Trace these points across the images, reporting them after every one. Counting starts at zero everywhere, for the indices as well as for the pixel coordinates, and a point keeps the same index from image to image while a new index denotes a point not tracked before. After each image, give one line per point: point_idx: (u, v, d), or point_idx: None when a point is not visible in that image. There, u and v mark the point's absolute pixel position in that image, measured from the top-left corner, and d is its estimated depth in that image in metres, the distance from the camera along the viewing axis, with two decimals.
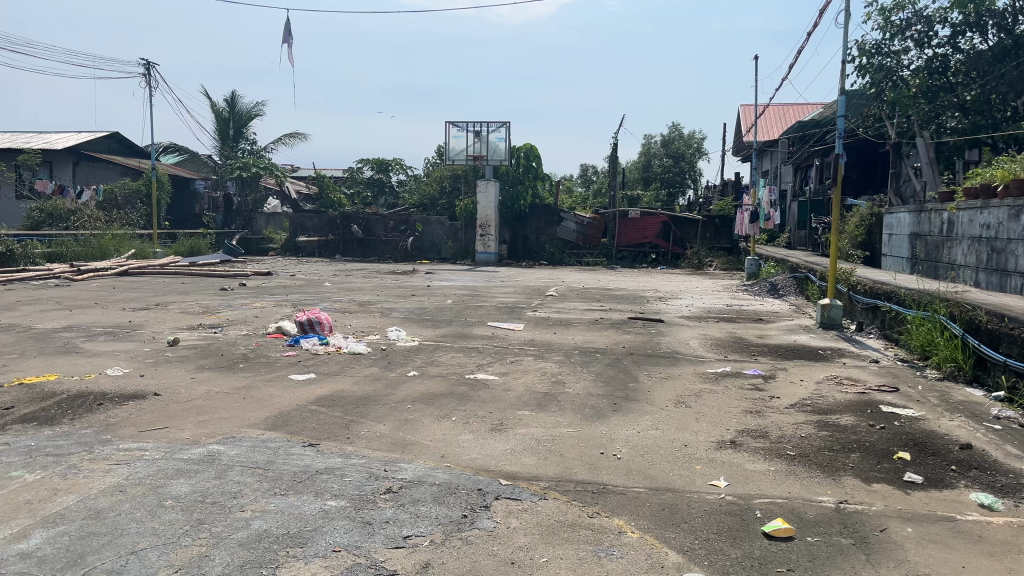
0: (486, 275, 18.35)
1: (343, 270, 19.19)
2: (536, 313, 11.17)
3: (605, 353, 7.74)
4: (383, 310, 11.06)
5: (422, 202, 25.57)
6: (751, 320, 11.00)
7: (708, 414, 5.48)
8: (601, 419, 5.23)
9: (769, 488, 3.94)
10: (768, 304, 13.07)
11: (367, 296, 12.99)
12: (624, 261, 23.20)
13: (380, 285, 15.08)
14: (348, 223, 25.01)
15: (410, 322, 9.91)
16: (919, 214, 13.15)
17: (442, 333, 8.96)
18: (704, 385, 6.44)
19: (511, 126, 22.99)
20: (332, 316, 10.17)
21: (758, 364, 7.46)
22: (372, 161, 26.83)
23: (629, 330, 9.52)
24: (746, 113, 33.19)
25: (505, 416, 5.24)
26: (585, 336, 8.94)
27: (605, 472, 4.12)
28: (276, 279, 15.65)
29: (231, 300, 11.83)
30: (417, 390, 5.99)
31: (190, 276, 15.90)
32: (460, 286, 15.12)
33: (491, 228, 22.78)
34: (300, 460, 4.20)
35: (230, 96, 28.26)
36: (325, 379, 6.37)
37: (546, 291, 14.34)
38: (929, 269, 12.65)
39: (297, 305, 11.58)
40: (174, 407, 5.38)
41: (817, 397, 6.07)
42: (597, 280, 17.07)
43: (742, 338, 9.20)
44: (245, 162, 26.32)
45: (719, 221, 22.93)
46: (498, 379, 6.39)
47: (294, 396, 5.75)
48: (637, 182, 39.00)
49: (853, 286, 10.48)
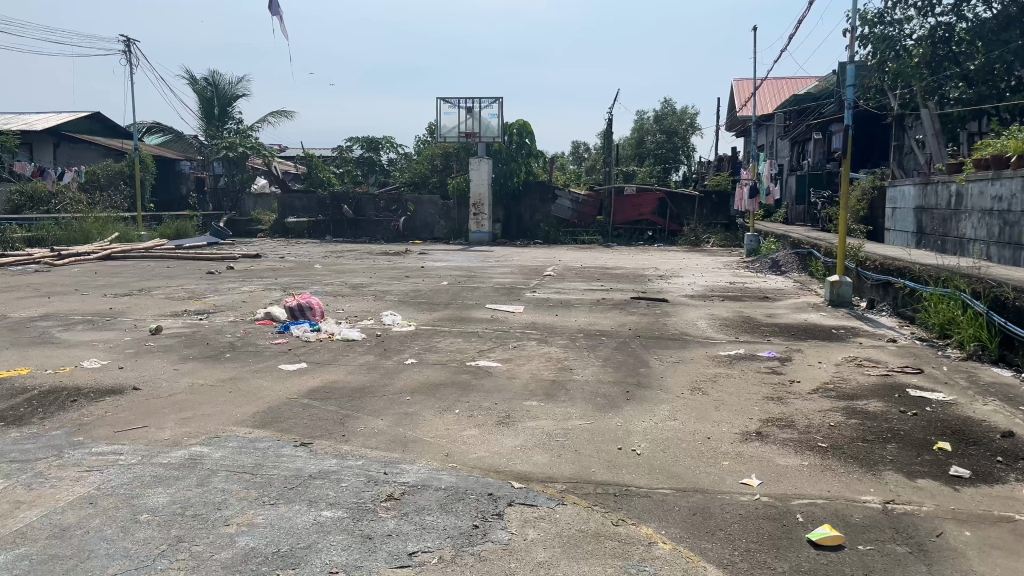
0: (481, 254, 17.98)
1: (334, 251, 18.75)
2: (535, 294, 10.81)
3: (610, 336, 7.39)
4: (376, 293, 10.68)
5: (413, 180, 25.03)
6: (757, 298, 10.66)
7: (727, 402, 5.14)
8: (614, 409, 4.89)
9: (806, 486, 3.59)
10: (772, 281, 12.74)
11: (360, 278, 12.59)
12: (621, 239, 22.82)
13: (372, 267, 14.69)
14: (338, 203, 24.54)
15: (406, 306, 9.54)
16: (925, 186, 12.82)
17: (439, 317, 8.59)
18: (719, 370, 6.09)
19: (504, 101, 22.50)
20: (324, 300, 9.78)
21: (772, 345, 7.12)
22: (362, 139, 26.08)
23: (633, 311, 9.18)
24: (741, 86, 32.74)
25: (512, 408, 4.88)
26: (588, 318, 8.58)
27: (626, 471, 3.77)
28: (264, 262, 15.21)
29: (218, 284, 11.41)
30: (416, 380, 5.62)
31: (176, 260, 15.46)
32: (455, 267, 14.73)
33: (485, 206, 22.38)
34: (292, 463, 3.83)
35: (214, 74, 27.64)
36: (317, 369, 6.00)
37: (543, 271, 13.98)
38: (935, 243, 12.33)
39: (287, 289, 11.18)
40: (154, 403, 5.00)
41: (840, 381, 5.73)
42: (594, 258, 16.71)
43: (750, 317, 8.87)
44: (231, 141, 25.70)
45: (716, 197, 22.63)
46: (501, 367, 6.04)
47: (285, 389, 5.38)
48: (630, 159, 38.51)
49: (862, 262, 10.15)
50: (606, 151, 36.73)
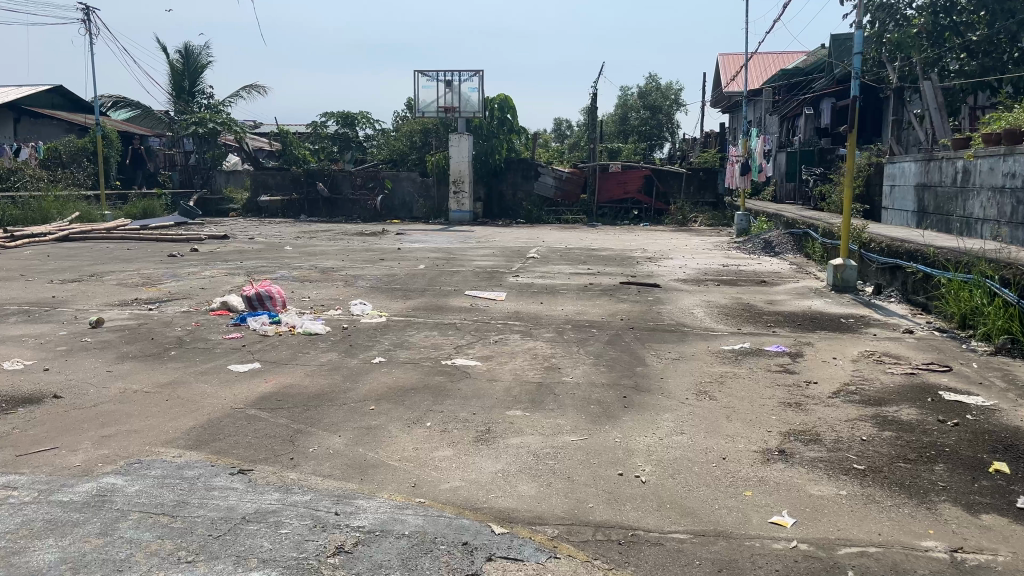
0: (461, 235, 17.24)
1: (308, 231, 17.95)
2: (518, 279, 10.12)
3: (602, 328, 6.72)
4: (348, 278, 9.93)
5: (391, 157, 24.28)
6: (753, 282, 10.04)
7: (740, 410, 4.48)
8: (611, 420, 4.22)
9: (851, 528, 2.95)
10: (767, 263, 12.13)
11: (332, 262, 11.82)
12: (605, 217, 22.18)
13: (346, 249, 13.91)
14: (313, 180, 23.63)
15: (378, 292, 8.81)
16: (927, 162, 12.22)
17: (414, 306, 7.88)
18: (725, 369, 5.44)
19: (484, 75, 21.59)
20: (290, 287, 9.02)
21: (779, 338, 6.48)
22: (337, 113, 25.17)
23: (624, 298, 8.51)
24: (728, 62, 32.07)
25: (493, 421, 4.20)
26: (576, 306, 7.91)
27: (631, 508, 3.11)
28: (231, 244, 14.37)
29: (177, 269, 10.60)
30: (383, 384, 4.93)
31: (137, 242, 14.56)
32: (434, 249, 13.98)
33: (465, 184, 21.65)
34: (222, 500, 3.13)
35: (184, 46, 26.59)
36: (273, 370, 5.28)
37: (526, 253, 13.27)
38: (937, 223, 11.78)
39: (252, 274, 10.39)
40: (72, 415, 4.26)
41: (861, 381, 5.11)
42: (579, 239, 16.02)
43: (750, 304, 8.24)
44: (201, 116, 24.54)
45: (703, 175, 21.94)
46: (481, 367, 5.36)
47: (232, 396, 4.66)
48: (613, 136, 37.69)
49: (866, 243, 9.54)
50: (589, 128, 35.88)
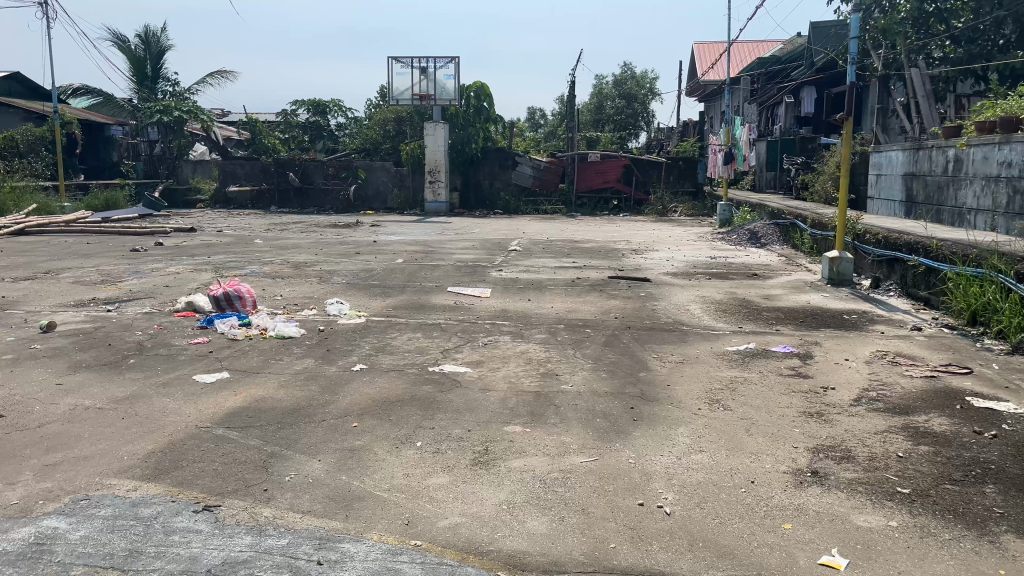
0: (438, 226, 16.76)
1: (279, 223, 17.34)
2: (501, 274, 9.69)
3: (596, 328, 6.32)
4: (323, 274, 9.43)
5: (365, 147, 23.70)
6: (745, 275, 9.71)
7: (759, 421, 4.11)
8: (621, 437, 3.81)
9: (915, 571, 2.58)
10: (755, 255, 11.82)
11: (304, 256, 11.28)
12: (585, 208, 21.82)
13: (319, 242, 13.37)
14: (283, 170, 22.86)
15: (355, 289, 8.33)
16: (915, 151, 11.97)
17: (394, 304, 7.42)
18: (733, 373, 5.07)
19: (460, 62, 21.06)
20: (260, 285, 8.51)
21: (784, 338, 6.13)
22: (307, 101, 24.48)
23: (615, 294, 8.12)
24: (704, 50, 31.77)
25: (491, 439, 3.78)
26: (566, 303, 7.50)
27: (659, 549, 2.72)
28: (199, 238, 13.74)
29: (139, 265, 10.01)
30: (366, 396, 4.48)
31: (98, 236, 13.88)
32: (410, 241, 13.49)
33: (441, 174, 21.18)
34: (184, 547, 2.68)
35: (145, 31, 25.71)
36: (243, 381, 4.80)
37: (507, 245, 12.84)
38: (927, 213, 11.53)
39: (220, 270, 9.84)
40: (13, 438, 3.76)
41: (881, 385, 4.76)
42: (560, 231, 15.61)
43: (747, 300, 7.89)
44: (166, 104, 23.62)
45: (683, 163, 21.55)
46: (472, 375, 4.93)
47: (197, 412, 4.18)
48: (589, 125, 37.25)
49: (861, 235, 9.23)
50: (564, 118, 35.41)
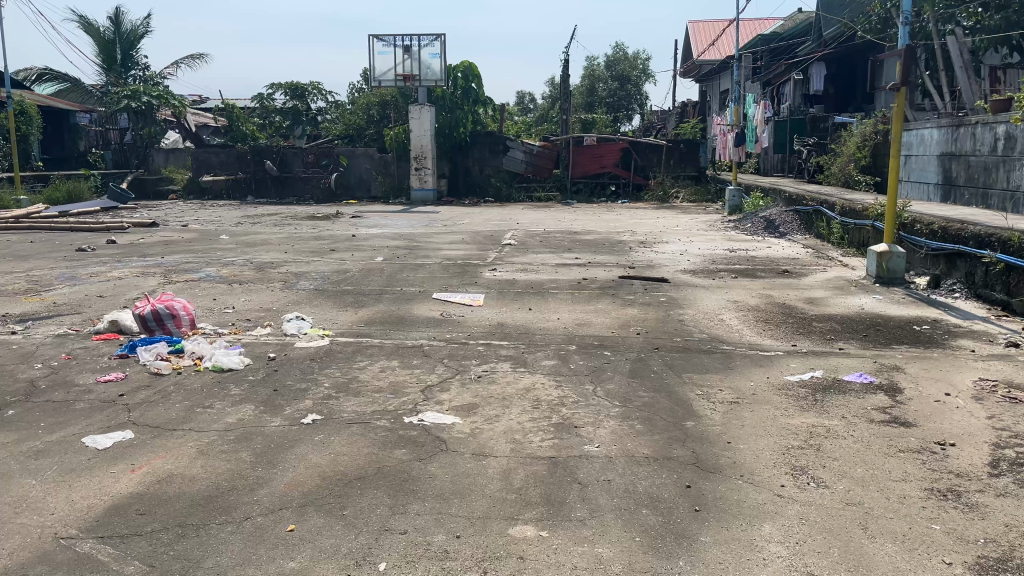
0: (425, 217, 15.45)
1: (252, 216, 15.99)
2: (496, 274, 8.43)
3: (616, 349, 5.08)
4: (288, 278, 8.14)
5: (346, 132, 22.36)
6: (775, 273, 8.47)
7: (873, 509, 2.87)
8: (684, 547, 2.58)
9: None
10: (778, 247, 10.60)
11: (271, 254, 9.96)
12: (581, 194, 20.51)
13: (293, 237, 12.06)
14: (260, 158, 21.55)
15: (322, 298, 7.04)
16: (955, 128, 10.75)
17: (368, 319, 6.15)
18: (811, 421, 3.82)
19: (446, 39, 19.68)
20: (212, 295, 7.20)
21: (852, 360, 4.89)
22: (284, 84, 22.78)
23: (631, 300, 6.86)
24: (700, 29, 30.34)
25: (492, 560, 2.51)
26: (574, 314, 6.26)
27: None
28: (158, 233, 12.39)
29: (78, 268, 8.65)
30: (317, 470, 3.22)
31: (45, 233, 12.49)
32: (393, 235, 12.17)
33: (427, 160, 19.90)
34: None
35: (113, 13, 24.15)
36: (150, 445, 3.49)
37: (501, 238, 11.56)
38: (971, 197, 10.32)
39: (171, 273, 8.50)
40: None
41: (1016, 440, 3.51)
42: (558, 221, 14.34)
43: (789, 306, 6.63)
44: (134, 89, 22.05)
45: (685, 146, 20.32)
46: (464, 431, 3.66)
47: (64, 508, 2.89)
48: (581, 108, 35.84)
49: (910, 225, 8.01)
50: (553, 102, 34.02)
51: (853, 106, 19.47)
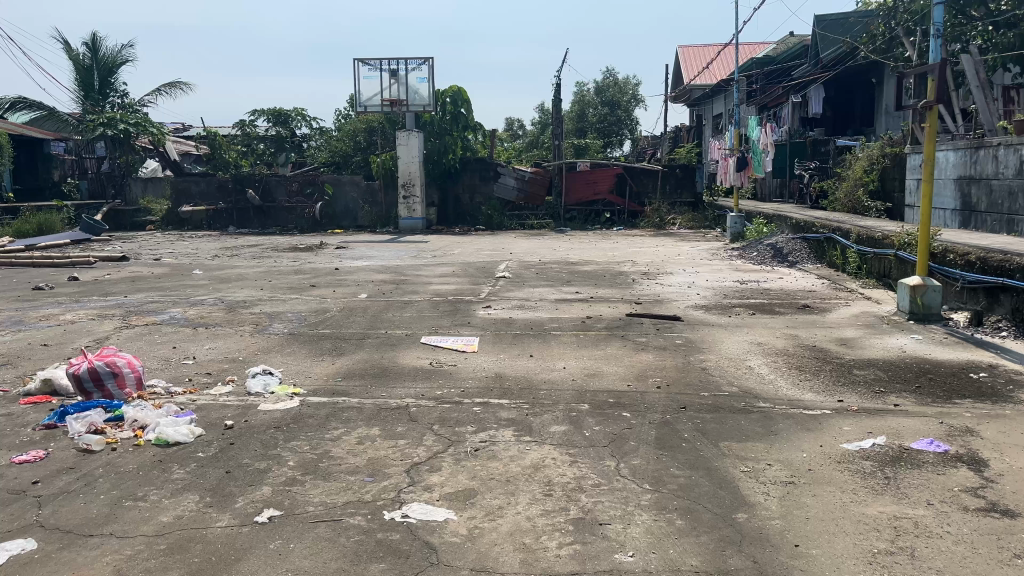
0: (413, 248, 14.72)
1: (231, 248, 15.24)
2: (490, 312, 7.70)
3: (636, 410, 4.33)
4: (261, 319, 7.38)
5: (332, 159, 21.72)
6: (795, 308, 7.77)
7: None
8: None
9: None
10: (791, 278, 9.93)
11: (245, 292, 9.19)
12: (574, 221, 19.86)
13: (271, 271, 11.29)
14: (241, 187, 20.89)
15: (297, 344, 6.28)
16: (974, 151, 10.14)
17: (347, 371, 5.39)
18: (893, 511, 3.06)
19: (434, 62, 19.09)
20: (173, 342, 6.42)
21: (915, 421, 4.15)
22: (267, 111, 22.01)
23: (643, 343, 6.13)
24: (690, 54, 29.93)
25: None
26: (581, 362, 5.53)
27: None
28: (126, 269, 11.60)
29: (29, 311, 7.87)
30: None
31: (6, 270, 11.67)
32: (379, 268, 11.42)
33: (416, 188, 19.19)
34: None
35: (91, 39, 23.49)
36: (54, 560, 2.72)
37: (494, 271, 10.83)
38: (994, 223, 9.69)
39: (132, 315, 7.72)
40: None
41: None
42: (552, 250, 13.63)
43: (820, 349, 5.91)
44: (111, 116, 21.31)
45: (681, 171, 19.76)
46: (460, 533, 2.90)
47: None
48: (571, 134, 35.37)
49: (943, 256, 7.32)
50: (543, 128, 33.56)
51: (852, 129, 18.99)
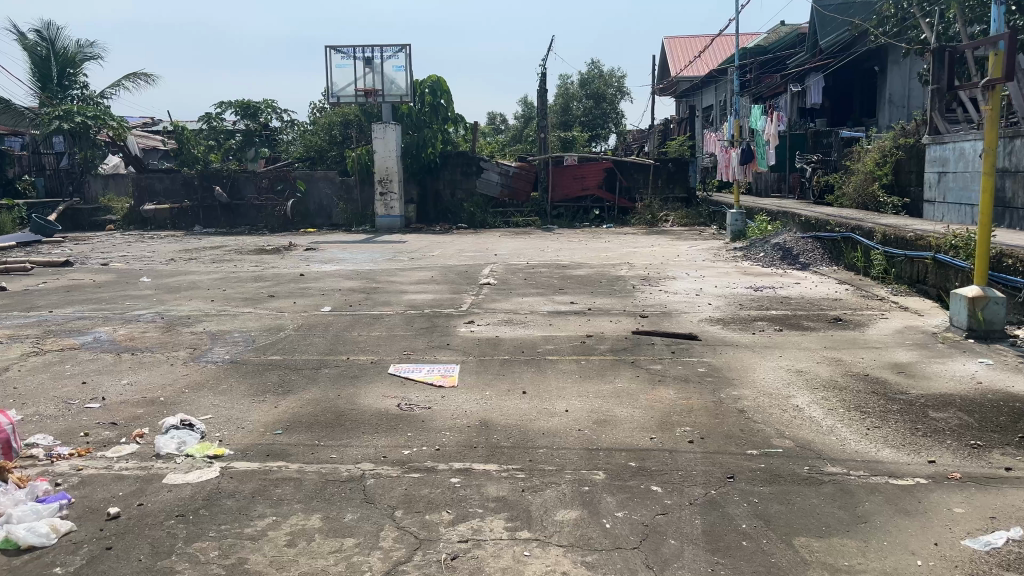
0: (390, 248, 13.55)
1: (191, 249, 13.99)
2: (474, 329, 6.57)
3: (669, 483, 3.22)
4: (200, 342, 6.20)
5: (307, 155, 20.51)
6: (827, 322, 6.71)
7: None
8: None
9: None
10: (808, 283, 8.89)
11: (191, 305, 7.99)
12: (562, 219, 18.78)
13: (228, 278, 10.07)
14: (208, 183, 19.68)
15: (237, 377, 5.12)
16: (1009, 140, 9.12)
17: (291, 418, 4.24)
18: None
19: (411, 50, 17.92)
20: (86, 376, 5.23)
21: None
22: (235, 103, 20.65)
23: (660, 373, 5.03)
24: (676, 45, 28.81)
25: None
26: (587, 402, 4.41)
27: None
28: (64, 277, 10.33)
29: None
30: None
31: None
32: (349, 274, 10.24)
33: (393, 183, 18.01)
34: None
35: (49, 27, 22.08)
36: None
37: (478, 276, 9.69)
38: None
39: (47, 337, 6.49)
40: None
41: None
42: (541, 252, 12.50)
43: (876, 379, 4.83)
44: (67, 108, 19.91)
45: (674, 165, 18.73)
46: None
47: None
48: (556, 128, 34.25)
49: (1002, 263, 6.28)
50: (527, 121, 32.40)
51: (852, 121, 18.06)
